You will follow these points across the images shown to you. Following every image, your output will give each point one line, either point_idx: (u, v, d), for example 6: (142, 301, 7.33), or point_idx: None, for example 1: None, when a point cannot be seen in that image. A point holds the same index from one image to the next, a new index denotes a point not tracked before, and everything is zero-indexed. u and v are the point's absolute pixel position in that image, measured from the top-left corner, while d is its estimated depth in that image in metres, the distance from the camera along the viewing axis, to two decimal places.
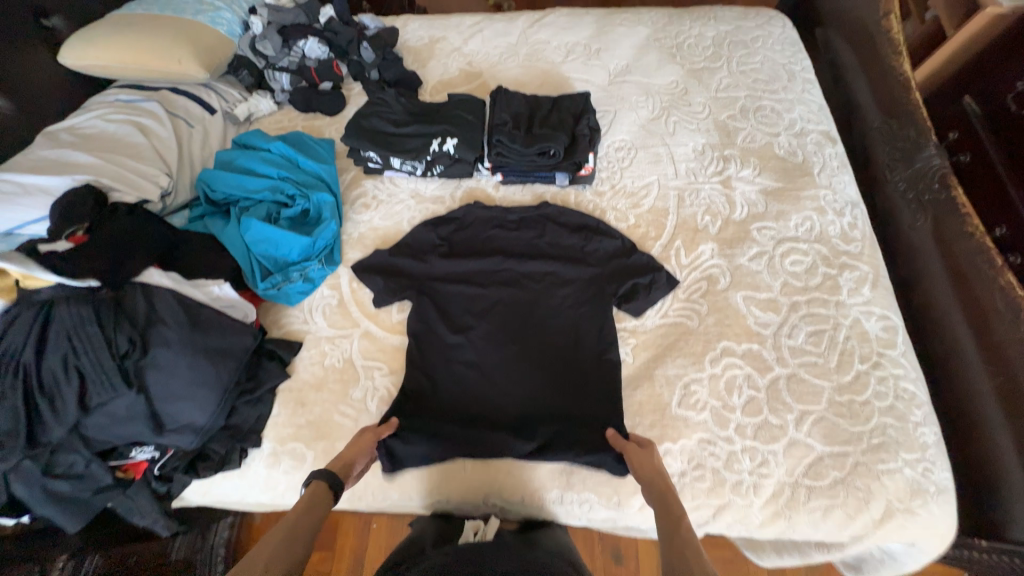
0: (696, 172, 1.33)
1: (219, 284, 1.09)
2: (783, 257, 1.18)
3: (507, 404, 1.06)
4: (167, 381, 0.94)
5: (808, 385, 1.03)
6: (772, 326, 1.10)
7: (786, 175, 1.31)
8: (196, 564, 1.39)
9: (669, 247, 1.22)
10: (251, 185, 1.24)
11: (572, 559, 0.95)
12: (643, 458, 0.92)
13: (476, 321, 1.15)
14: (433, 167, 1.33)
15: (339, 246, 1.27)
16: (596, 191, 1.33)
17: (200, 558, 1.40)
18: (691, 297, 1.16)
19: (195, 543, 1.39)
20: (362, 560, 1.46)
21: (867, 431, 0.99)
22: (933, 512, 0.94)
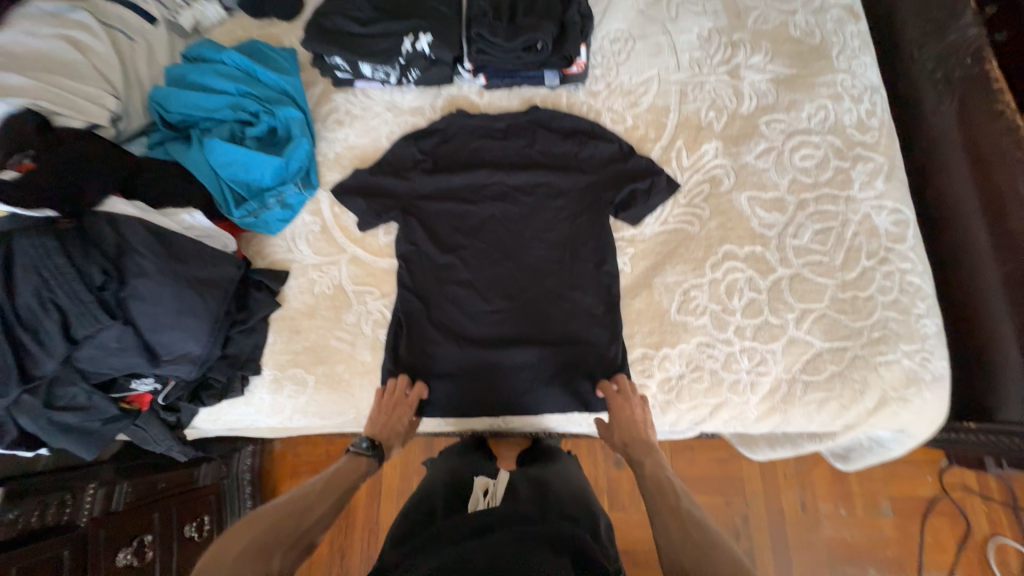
0: (701, 62, 1.20)
1: (191, 213, 1.02)
2: (793, 151, 1.09)
3: (504, 321, 1.04)
4: (153, 311, 0.92)
5: (811, 284, 1.00)
6: (777, 226, 1.05)
7: (801, 59, 1.17)
8: (224, 487, 1.45)
9: (669, 148, 1.13)
10: (209, 103, 1.12)
11: (581, 492, 0.96)
12: (621, 413, 0.94)
13: (466, 241, 1.10)
14: (409, 73, 1.19)
15: (315, 168, 1.18)
16: (590, 91, 1.21)
17: (227, 483, 1.47)
18: (693, 201, 1.09)
19: (221, 471, 1.46)
20: (380, 476, 1.56)
21: (868, 325, 0.98)
22: (926, 398, 0.95)
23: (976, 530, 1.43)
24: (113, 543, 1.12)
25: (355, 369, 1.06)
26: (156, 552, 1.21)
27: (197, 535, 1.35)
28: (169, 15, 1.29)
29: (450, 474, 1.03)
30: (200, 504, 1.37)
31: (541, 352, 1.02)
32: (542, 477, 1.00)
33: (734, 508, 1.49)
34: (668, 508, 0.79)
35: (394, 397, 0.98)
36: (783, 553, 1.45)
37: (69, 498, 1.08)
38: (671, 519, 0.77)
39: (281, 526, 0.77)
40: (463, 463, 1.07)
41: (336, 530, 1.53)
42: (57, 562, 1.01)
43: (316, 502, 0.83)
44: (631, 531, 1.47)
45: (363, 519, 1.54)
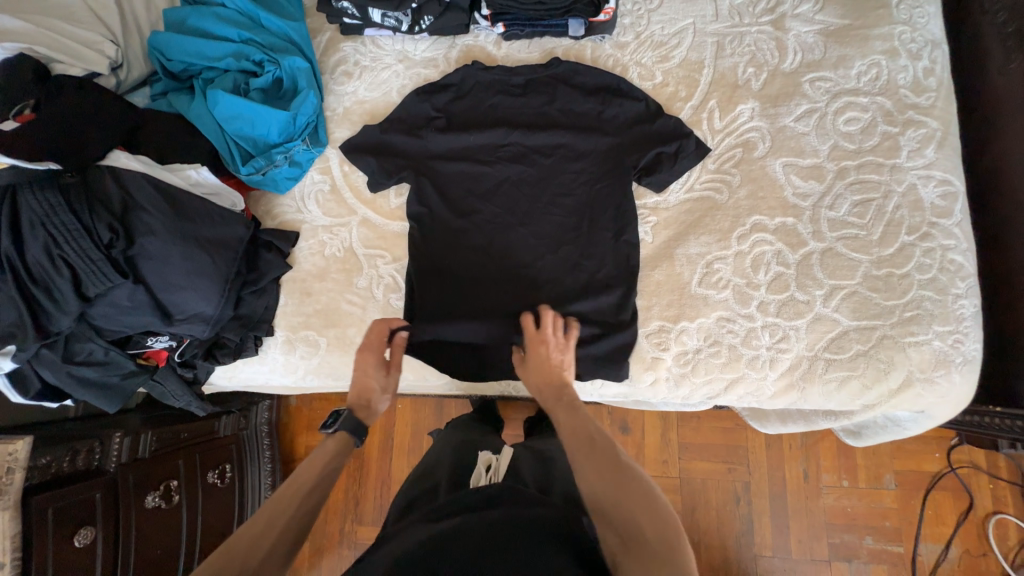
0: (742, 10, 1.08)
1: (196, 168, 0.99)
2: (838, 114, 1.00)
3: (517, 289, 1.01)
4: (162, 270, 0.90)
5: (844, 260, 0.95)
6: (813, 197, 0.98)
7: (856, 9, 1.05)
8: (243, 438, 1.51)
9: (701, 109, 1.05)
10: (210, 51, 1.06)
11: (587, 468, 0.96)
12: (539, 356, 0.88)
13: (480, 204, 1.05)
14: (421, 20, 1.10)
15: (323, 123, 1.12)
16: (617, 43, 1.11)
17: (247, 435, 1.52)
18: (723, 166, 1.02)
19: (240, 422, 1.50)
20: (392, 432, 1.61)
21: (901, 304, 0.93)
22: (953, 381, 0.92)
23: (979, 508, 1.43)
24: (142, 486, 1.17)
25: None
26: (182, 496, 1.27)
27: (220, 480, 1.40)
28: None
29: (459, 447, 1.03)
30: (221, 453, 1.42)
31: None
32: (547, 453, 0.99)
33: (736, 475, 1.51)
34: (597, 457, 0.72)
35: (369, 344, 0.92)
36: (784, 520, 1.48)
37: (97, 446, 1.12)
38: (600, 470, 0.70)
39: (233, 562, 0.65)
40: (474, 434, 1.08)
41: (350, 479, 1.60)
42: (91, 502, 1.06)
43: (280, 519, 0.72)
44: None
45: (376, 471, 1.60)
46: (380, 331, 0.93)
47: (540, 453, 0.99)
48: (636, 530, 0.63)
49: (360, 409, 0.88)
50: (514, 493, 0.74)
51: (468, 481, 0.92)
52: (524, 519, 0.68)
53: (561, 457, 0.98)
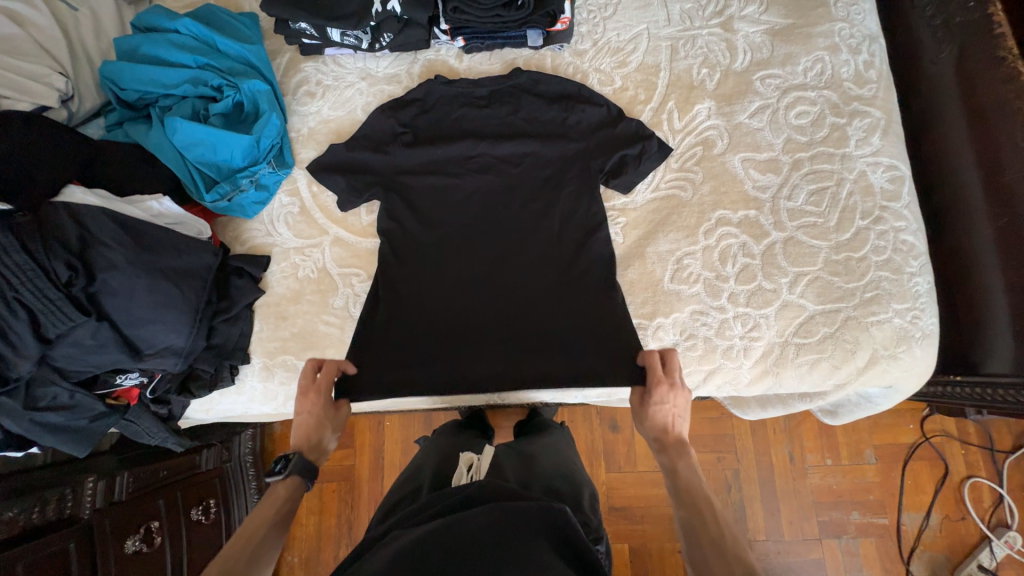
0: (692, 14, 1.12)
1: (158, 199, 0.96)
2: (788, 108, 1.05)
3: (492, 295, 1.02)
4: (127, 304, 0.88)
5: (805, 247, 0.99)
6: (771, 188, 1.02)
7: (798, 8, 1.10)
8: (227, 471, 1.46)
9: (660, 111, 1.08)
10: (166, 78, 1.04)
11: (573, 471, 0.98)
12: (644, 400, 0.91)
13: (449, 216, 1.06)
14: (381, 37, 1.10)
15: (288, 144, 1.11)
16: (575, 51, 1.14)
17: (230, 466, 1.48)
18: (685, 165, 1.06)
19: (222, 454, 1.46)
20: (382, 449, 1.59)
21: (862, 286, 0.97)
22: (915, 355, 0.96)
23: (954, 474, 1.50)
24: (120, 530, 1.12)
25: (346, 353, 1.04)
26: (164, 537, 1.22)
27: (205, 517, 1.35)
28: None
29: (442, 453, 1.03)
30: (205, 488, 1.37)
31: (532, 324, 1.01)
32: (528, 453, 1.01)
33: (725, 463, 1.54)
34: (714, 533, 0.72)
35: (317, 386, 0.92)
36: (773, 503, 1.51)
37: (68, 492, 1.08)
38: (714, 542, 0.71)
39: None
40: (460, 441, 1.08)
41: (341, 502, 1.56)
42: (63, 554, 1.02)
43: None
44: (628, 489, 1.53)
45: (367, 493, 1.57)
46: (327, 373, 0.94)
47: (523, 453, 1.01)
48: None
49: (309, 450, 0.89)
50: (497, 487, 0.74)
51: (449, 479, 0.92)
52: (508, 509, 0.69)
53: (549, 463, 0.98)
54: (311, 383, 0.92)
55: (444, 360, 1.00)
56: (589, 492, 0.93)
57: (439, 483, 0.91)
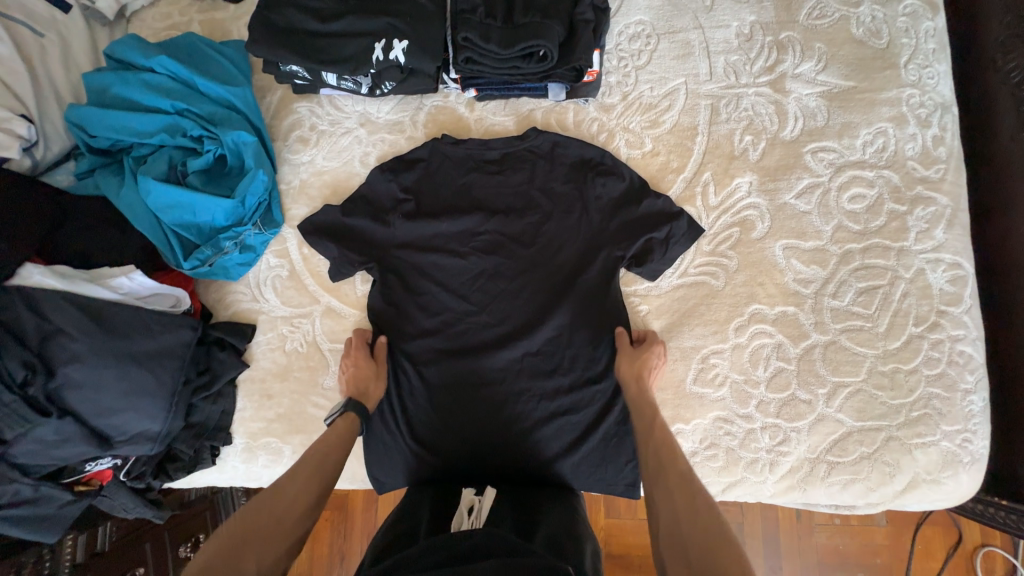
0: (738, 68, 0.98)
1: (128, 274, 0.87)
2: (842, 190, 0.92)
3: (498, 397, 0.93)
4: (93, 397, 0.80)
5: (849, 355, 0.88)
6: (815, 283, 0.91)
7: (861, 68, 0.95)
8: (218, 501, 1.26)
9: (694, 183, 0.96)
10: (140, 126, 0.93)
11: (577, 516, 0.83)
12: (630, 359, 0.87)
13: (453, 304, 0.96)
14: (382, 84, 0.97)
15: (277, 200, 1.01)
16: (602, 105, 1.01)
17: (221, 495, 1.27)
18: (718, 248, 0.94)
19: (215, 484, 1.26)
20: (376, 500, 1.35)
21: (908, 404, 0.87)
22: (961, 482, 0.86)
23: (967, 540, 1.29)
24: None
25: None
26: None
27: (194, 553, 1.18)
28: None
29: (437, 501, 0.85)
30: (196, 521, 1.19)
31: (540, 433, 0.92)
32: (535, 503, 0.85)
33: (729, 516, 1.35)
34: (682, 486, 0.71)
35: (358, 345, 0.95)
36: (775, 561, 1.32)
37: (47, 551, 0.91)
38: (681, 497, 0.70)
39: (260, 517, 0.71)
40: (446, 487, 0.89)
41: (333, 533, 1.37)
42: None
43: (260, 534, 0.69)
44: (628, 536, 1.41)
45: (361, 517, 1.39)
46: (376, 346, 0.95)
47: (521, 498, 0.86)
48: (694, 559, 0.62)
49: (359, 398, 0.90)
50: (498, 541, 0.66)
51: (447, 525, 0.79)
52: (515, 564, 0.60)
53: (551, 497, 0.87)
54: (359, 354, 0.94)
55: (445, 455, 0.92)
56: (593, 547, 0.78)
57: (436, 527, 0.78)
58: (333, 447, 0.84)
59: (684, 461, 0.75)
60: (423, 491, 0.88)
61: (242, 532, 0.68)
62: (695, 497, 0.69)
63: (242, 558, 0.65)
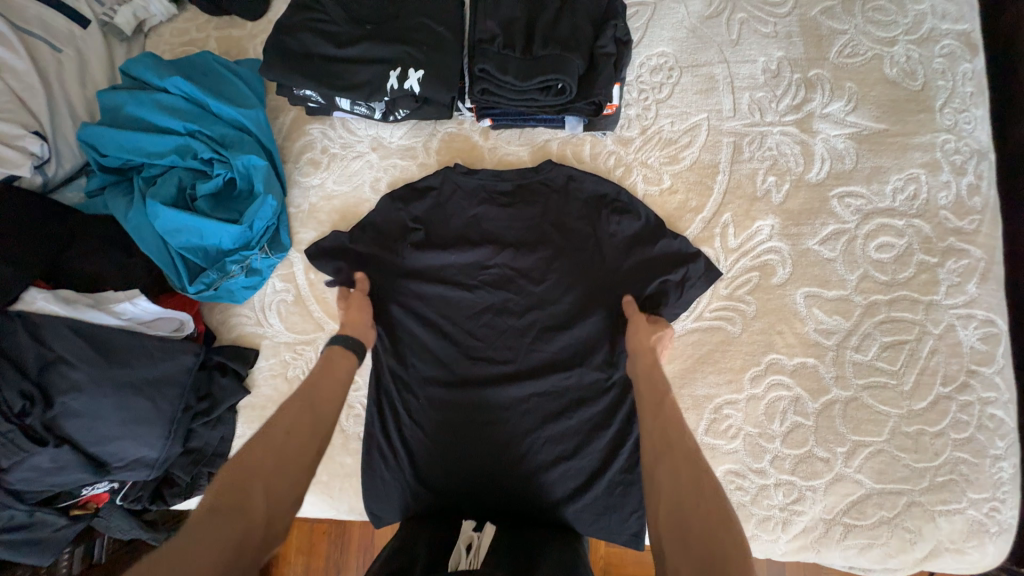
0: (763, 106, 0.95)
1: (133, 299, 0.85)
2: (868, 238, 0.88)
3: (501, 436, 0.89)
4: (91, 425, 0.79)
5: (870, 413, 0.84)
6: (838, 334, 0.87)
7: (894, 111, 0.91)
8: None
9: (712, 224, 0.93)
10: (152, 147, 0.92)
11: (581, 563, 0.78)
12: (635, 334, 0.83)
13: (459, 337, 0.93)
14: (396, 111, 0.96)
15: (285, 224, 0.99)
16: (620, 138, 0.98)
17: None
18: (736, 292, 0.90)
19: None
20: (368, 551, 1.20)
21: (933, 467, 0.82)
22: (988, 554, 0.80)
23: None
24: None
25: (334, 471, 0.94)
26: None
27: None
28: (103, 14, 1.04)
29: (435, 536, 0.80)
30: None
31: (544, 478, 0.87)
32: (536, 542, 0.80)
33: None
34: (686, 463, 0.65)
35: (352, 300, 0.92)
36: None
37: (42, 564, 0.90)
38: (685, 476, 0.64)
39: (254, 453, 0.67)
40: (444, 522, 0.83)
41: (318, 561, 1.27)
42: None
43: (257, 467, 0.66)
44: None
45: (357, 550, 1.20)
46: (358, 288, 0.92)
47: (522, 540, 0.81)
48: (694, 546, 0.58)
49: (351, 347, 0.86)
50: None
51: (446, 562, 0.75)
52: None
53: (553, 537, 0.82)
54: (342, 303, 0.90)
55: (442, 493, 0.87)
56: None
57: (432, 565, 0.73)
58: (325, 378, 0.79)
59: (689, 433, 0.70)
60: (418, 525, 0.83)
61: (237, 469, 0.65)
62: (702, 477, 0.64)
63: (244, 495, 0.63)
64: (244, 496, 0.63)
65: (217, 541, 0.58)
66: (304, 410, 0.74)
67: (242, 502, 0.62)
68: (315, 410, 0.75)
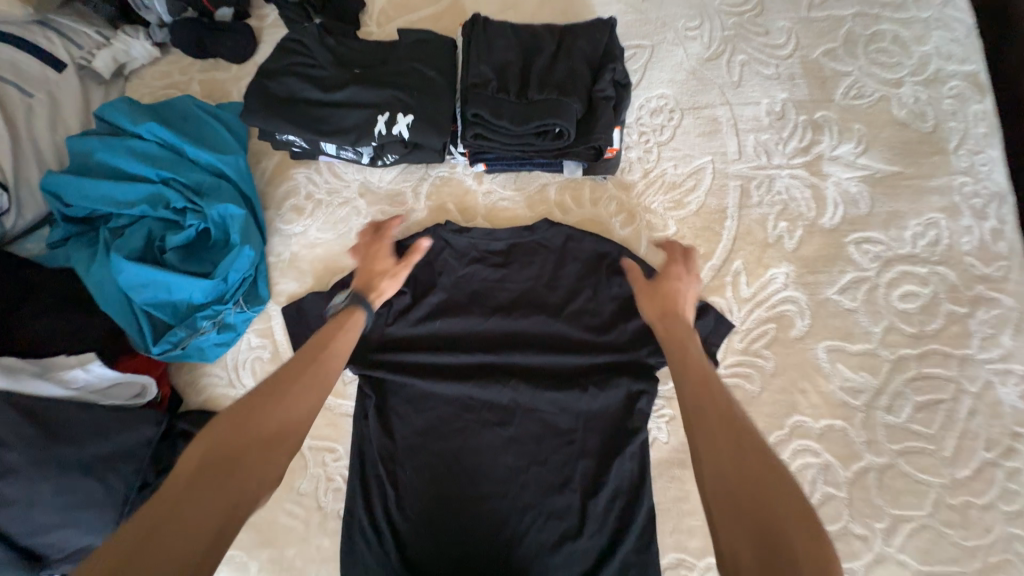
0: (770, 148, 0.91)
1: (86, 365, 0.77)
2: (891, 287, 0.82)
3: (497, 511, 0.79)
4: (27, 514, 0.69)
5: (909, 483, 0.75)
6: (865, 393, 0.79)
7: (907, 153, 0.87)
8: None
9: (723, 272, 0.86)
10: (120, 196, 0.85)
11: None
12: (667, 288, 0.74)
13: (450, 397, 0.84)
14: (384, 156, 0.91)
15: (264, 275, 0.92)
16: (621, 182, 0.93)
17: None
18: (752, 347, 0.83)
19: None
20: None
21: (984, 546, 0.73)
22: None
23: None
24: None
25: (309, 556, 0.83)
26: None
27: None
28: (81, 59, 0.99)
29: None
30: None
31: (545, 563, 0.77)
32: None
33: None
34: (728, 424, 0.53)
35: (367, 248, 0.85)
36: None
37: None
38: (734, 439, 0.52)
39: (235, 422, 0.55)
40: None
41: None
42: None
43: (242, 437, 0.54)
44: None
45: None
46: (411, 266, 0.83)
47: None
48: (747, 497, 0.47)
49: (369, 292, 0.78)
50: None
51: None
52: None
53: None
54: (375, 246, 0.84)
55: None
56: None
57: None
58: (337, 339, 0.69)
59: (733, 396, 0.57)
60: None
61: (227, 437, 0.54)
62: (742, 435, 0.52)
63: (228, 476, 0.51)
64: (229, 483, 0.51)
65: (195, 521, 0.47)
66: (311, 380, 0.63)
67: (224, 479, 0.50)
68: (316, 375, 0.64)
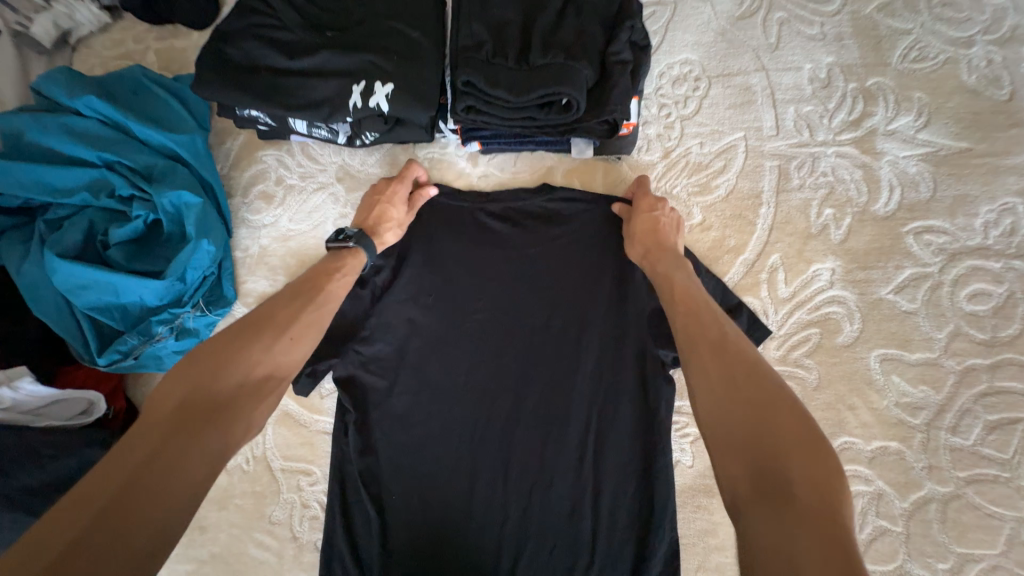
0: (813, 121, 0.77)
1: (14, 383, 0.67)
2: (958, 285, 0.70)
3: (495, 541, 0.68)
4: None
5: (978, 517, 0.64)
6: (927, 410, 0.67)
7: (978, 126, 0.74)
8: None
9: (757, 268, 0.74)
10: (57, 183, 0.74)
11: None
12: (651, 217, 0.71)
13: (439, 411, 0.72)
14: (362, 134, 0.78)
15: (228, 272, 0.81)
16: (637, 163, 0.80)
17: None
18: (792, 356, 0.71)
19: None
20: None
21: None
22: None
23: None
24: None
25: None
26: None
27: None
28: (16, 24, 0.86)
29: None
30: None
31: None
32: None
33: None
34: (721, 352, 0.51)
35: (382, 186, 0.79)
36: None
37: None
38: (731, 366, 0.49)
39: (216, 364, 0.53)
40: None
41: None
42: None
43: (224, 381, 0.53)
44: None
45: None
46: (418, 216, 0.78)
47: None
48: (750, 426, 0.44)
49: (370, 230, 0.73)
50: None
51: None
52: None
53: None
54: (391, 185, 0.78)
55: None
56: None
57: None
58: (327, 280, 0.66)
59: (732, 326, 0.55)
60: None
61: (205, 380, 0.52)
62: (747, 370, 0.48)
63: (210, 418, 0.50)
64: (207, 426, 0.49)
65: (176, 461, 0.46)
66: (295, 322, 0.60)
67: (208, 422, 0.49)
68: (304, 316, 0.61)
